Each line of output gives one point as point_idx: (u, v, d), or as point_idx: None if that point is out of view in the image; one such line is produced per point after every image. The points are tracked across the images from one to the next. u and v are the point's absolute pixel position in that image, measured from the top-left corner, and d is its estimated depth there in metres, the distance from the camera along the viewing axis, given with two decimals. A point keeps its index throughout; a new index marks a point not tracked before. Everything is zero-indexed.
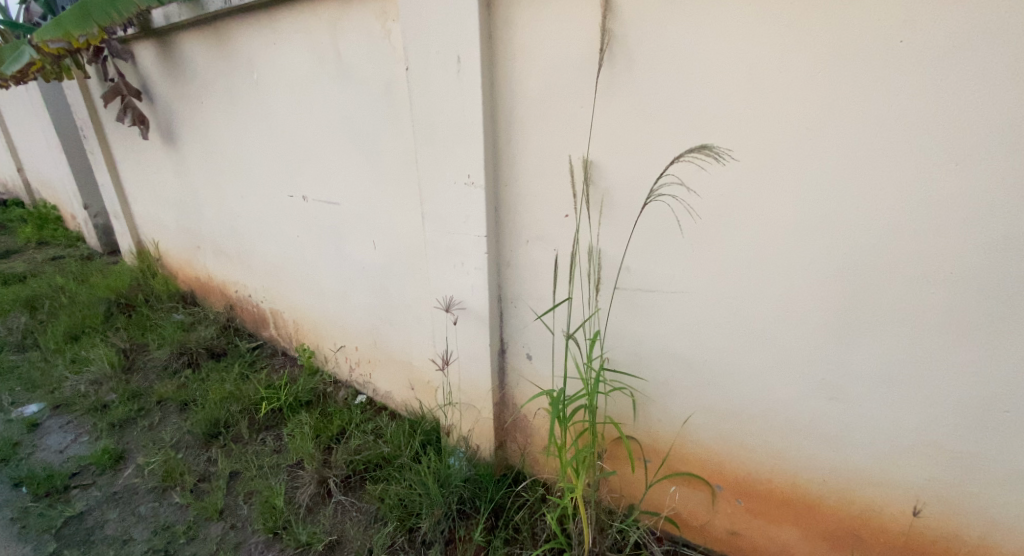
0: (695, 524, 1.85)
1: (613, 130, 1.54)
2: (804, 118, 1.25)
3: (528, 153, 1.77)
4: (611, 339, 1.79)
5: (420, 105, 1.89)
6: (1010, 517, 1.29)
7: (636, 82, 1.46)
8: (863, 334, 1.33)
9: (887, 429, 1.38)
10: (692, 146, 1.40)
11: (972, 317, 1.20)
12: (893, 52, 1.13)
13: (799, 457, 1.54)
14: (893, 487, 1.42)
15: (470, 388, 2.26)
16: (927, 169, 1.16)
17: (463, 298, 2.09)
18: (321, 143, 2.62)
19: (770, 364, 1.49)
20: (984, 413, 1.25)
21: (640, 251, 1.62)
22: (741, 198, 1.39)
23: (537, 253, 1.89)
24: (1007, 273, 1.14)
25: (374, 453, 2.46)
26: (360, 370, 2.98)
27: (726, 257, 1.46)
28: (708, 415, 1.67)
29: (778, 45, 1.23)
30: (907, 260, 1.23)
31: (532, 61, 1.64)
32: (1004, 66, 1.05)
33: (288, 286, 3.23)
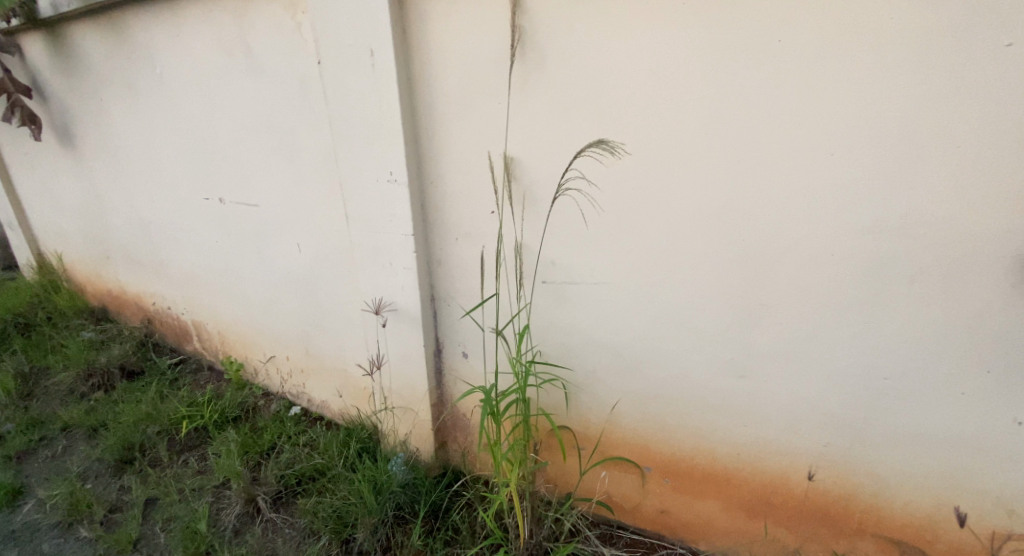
0: (628, 507, 1.92)
1: (530, 126, 1.56)
2: (702, 112, 1.31)
3: (448, 150, 1.76)
4: (539, 332, 1.82)
5: (336, 102, 1.84)
6: (895, 474, 1.43)
7: (548, 78, 1.48)
8: (765, 316, 1.43)
9: (791, 402, 1.48)
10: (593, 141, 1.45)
11: (854, 296, 1.31)
12: (772, 51, 1.20)
13: (715, 434, 1.63)
14: (795, 455, 1.54)
15: (406, 390, 2.22)
16: (812, 161, 1.24)
17: (394, 299, 2.05)
18: (234, 142, 2.47)
19: (686, 347, 1.57)
20: (870, 380, 1.36)
21: (561, 245, 1.65)
22: (651, 191, 1.44)
23: (465, 250, 1.88)
24: (885, 253, 1.24)
25: (307, 466, 2.36)
26: (293, 380, 2.84)
27: (641, 247, 1.52)
28: (633, 400, 1.73)
29: (676, 44, 1.28)
30: (801, 244, 1.32)
31: (447, 57, 1.63)
32: (866, 63, 1.13)
33: (210, 295, 3.03)
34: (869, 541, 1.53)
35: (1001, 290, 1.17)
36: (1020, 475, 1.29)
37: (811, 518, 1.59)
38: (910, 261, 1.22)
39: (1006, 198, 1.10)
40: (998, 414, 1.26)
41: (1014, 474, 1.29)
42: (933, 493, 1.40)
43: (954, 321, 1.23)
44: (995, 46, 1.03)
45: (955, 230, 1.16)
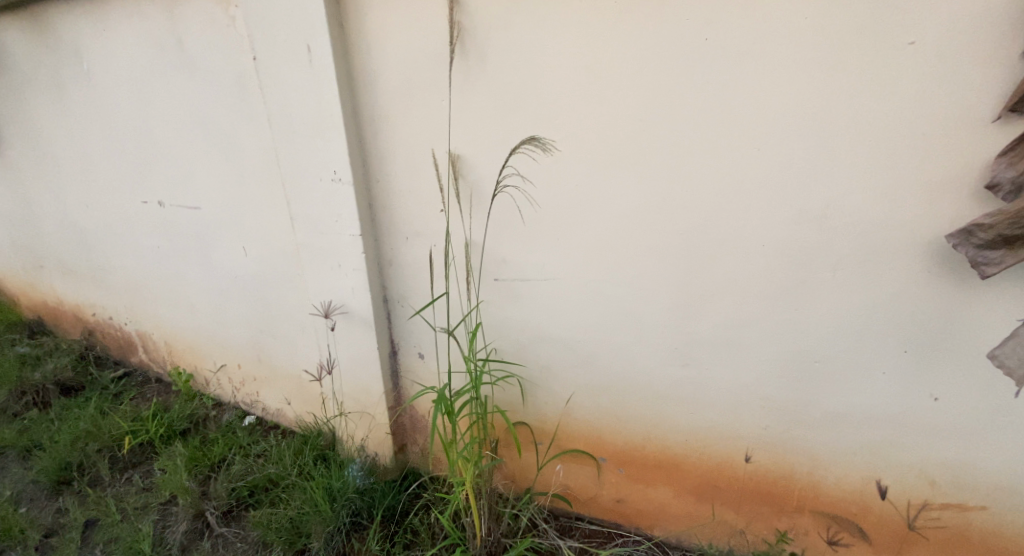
0: (584, 498, 1.95)
1: (473, 124, 1.55)
2: (639, 108, 1.33)
3: (392, 148, 1.72)
4: (492, 329, 1.82)
5: (275, 99, 1.78)
6: (829, 452, 1.50)
7: (488, 76, 1.47)
8: (705, 306, 1.47)
9: (734, 388, 1.54)
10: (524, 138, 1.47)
11: (787, 284, 1.36)
12: (700, 49, 1.23)
13: (664, 422, 1.68)
14: (736, 439, 1.60)
15: (361, 394, 2.18)
16: (742, 156, 1.28)
17: (344, 301, 2.00)
18: (171, 142, 2.35)
19: (634, 338, 1.60)
20: (804, 363, 1.43)
21: (510, 242, 1.65)
22: (593, 187, 1.46)
23: (415, 249, 1.85)
24: (814, 242, 1.29)
25: (260, 477, 2.28)
26: (245, 389, 2.74)
27: (586, 242, 1.54)
28: (586, 392, 1.76)
29: (611, 42, 1.30)
30: (737, 235, 1.36)
31: (387, 54, 1.60)
32: (788, 61, 1.17)
33: (153, 304, 2.88)
34: (808, 517, 1.61)
35: (915, 274, 1.24)
36: (938, 447, 1.38)
37: (755, 499, 1.66)
38: (836, 249, 1.28)
39: (916, 188, 1.17)
40: (917, 390, 1.35)
41: (933, 447, 1.38)
42: (864, 468, 1.48)
43: (876, 304, 1.30)
44: (899, 44, 1.08)
45: (873, 218, 1.23)
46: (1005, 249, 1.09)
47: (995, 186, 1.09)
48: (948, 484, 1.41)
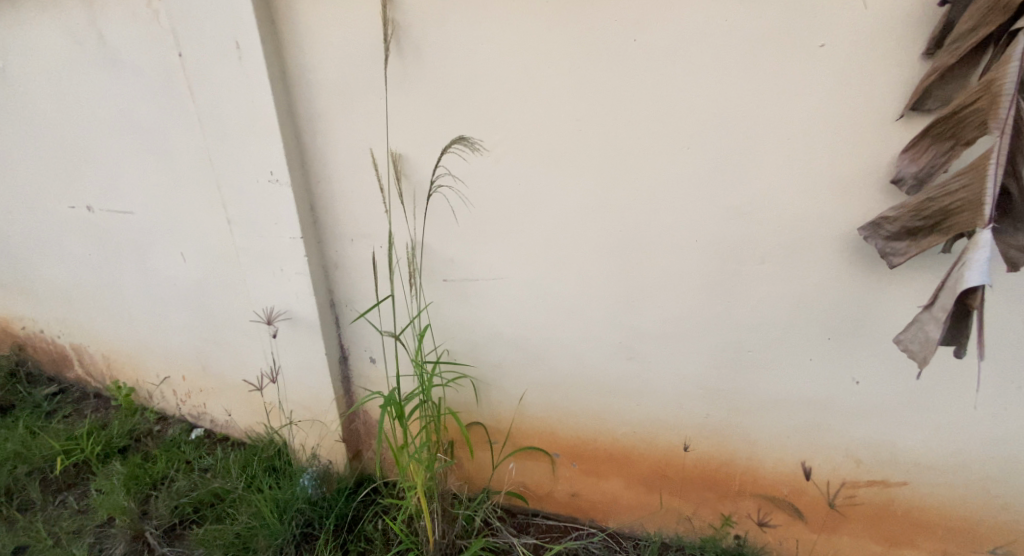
0: (539, 494, 1.96)
1: (411, 123, 1.52)
2: (574, 108, 1.34)
3: (331, 147, 1.68)
4: (441, 331, 1.80)
5: (206, 98, 1.70)
6: (767, 437, 1.57)
7: (425, 74, 1.45)
8: (646, 301, 1.51)
9: (679, 379, 1.58)
10: (454, 138, 1.46)
11: (722, 278, 1.41)
12: (630, 50, 1.25)
13: (613, 415, 1.71)
14: (679, 429, 1.65)
15: (310, 401, 2.12)
16: (675, 154, 1.31)
17: (288, 307, 1.94)
18: (97, 142, 2.21)
19: (580, 335, 1.63)
20: (741, 353, 1.48)
21: (454, 242, 1.63)
22: (534, 186, 1.47)
23: (359, 252, 1.81)
24: (746, 236, 1.34)
25: (205, 492, 2.18)
26: (191, 401, 2.61)
27: (530, 241, 1.55)
28: (538, 390, 1.77)
29: (545, 41, 1.31)
30: (675, 231, 1.40)
31: (320, 50, 1.55)
32: (714, 61, 1.20)
33: (87, 315, 2.71)
34: (749, 500, 1.68)
35: (837, 265, 1.31)
36: (864, 428, 1.46)
37: (700, 485, 1.72)
38: (766, 242, 1.33)
39: (834, 183, 1.23)
40: (842, 375, 1.42)
41: (860, 427, 1.47)
42: (799, 450, 1.55)
43: (805, 293, 1.36)
44: (811, 46, 1.14)
45: (797, 212, 1.28)
46: (909, 240, 1.15)
47: (899, 180, 1.15)
48: (871, 462, 1.50)
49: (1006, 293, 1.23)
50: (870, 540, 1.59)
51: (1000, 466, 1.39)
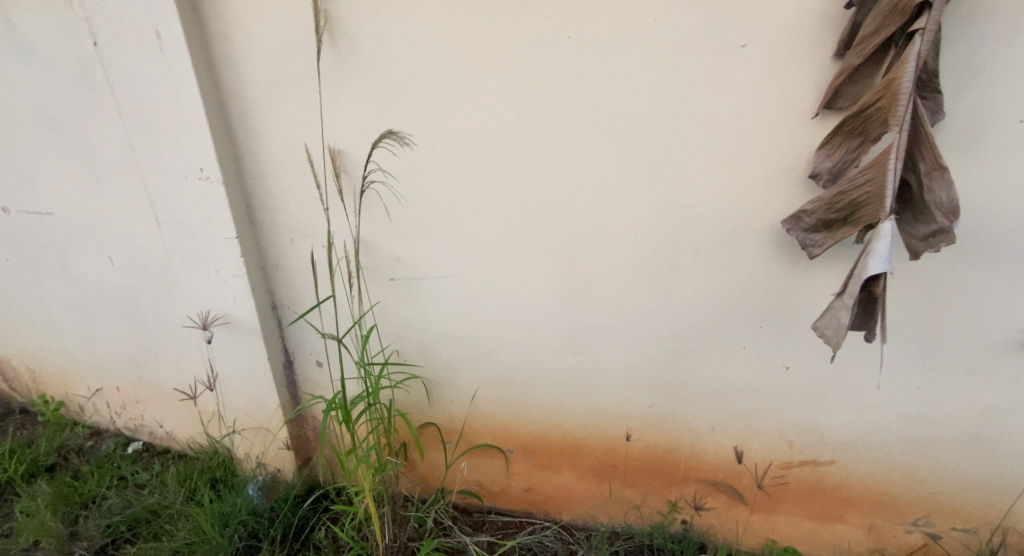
0: (493, 491, 1.96)
1: (348, 118, 1.48)
2: (513, 104, 1.34)
3: (264, 143, 1.60)
4: (388, 331, 1.76)
5: (127, 90, 1.60)
6: (709, 424, 1.62)
7: (361, 68, 1.41)
8: (590, 295, 1.53)
9: (624, 371, 1.61)
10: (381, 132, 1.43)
11: (662, 272, 1.44)
12: (564, 47, 1.26)
13: (564, 409, 1.73)
14: (626, 420, 1.69)
15: (254, 408, 2.04)
16: (614, 150, 1.33)
17: (225, 311, 1.85)
18: (8, 138, 2.03)
19: (527, 330, 1.63)
20: (681, 343, 1.53)
21: (397, 240, 1.60)
22: (476, 183, 1.46)
23: (299, 252, 1.74)
24: (683, 230, 1.38)
25: (139, 509, 2.04)
26: (127, 413, 2.46)
27: (475, 238, 1.54)
28: (490, 387, 1.77)
29: (482, 36, 1.30)
30: (616, 226, 1.42)
31: (249, 41, 1.48)
32: (647, 58, 1.22)
33: (8, 325, 2.51)
34: (694, 485, 1.73)
35: (768, 257, 1.36)
36: (797, 411, 1.54)
37: (647, 474, 1.76)
38: (703, 236, 1.38)
39: (762, 178, 1.28)
40: (775, 361, 1.49)
41: (793, 411, 1.54)
42: (737, 435, 1.62)
43: (739, 284, 1.42)
44: (734, 46, 1.18)
45: (730, 206, 1.33)
46: (825, 231, 1.20)
47: (816, 176, 1.20)
48: (803, 443, 1.58)
49: (918, 280, 1.32)
50: (804, 517, 1.68)
51: (917, 441, 1.49)
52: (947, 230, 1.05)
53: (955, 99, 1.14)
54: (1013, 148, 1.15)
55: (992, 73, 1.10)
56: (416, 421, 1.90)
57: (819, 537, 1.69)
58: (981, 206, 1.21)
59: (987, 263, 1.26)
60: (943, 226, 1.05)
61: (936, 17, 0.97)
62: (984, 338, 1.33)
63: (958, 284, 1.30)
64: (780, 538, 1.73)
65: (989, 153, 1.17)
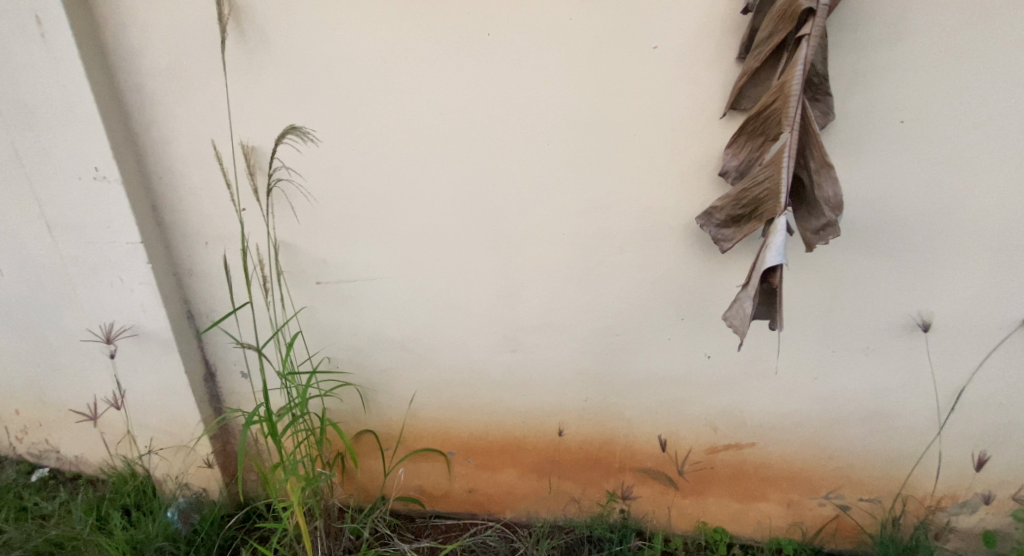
0: (434, 495, 1.93)
1: (262, 114, 1.41)
2: (435, 101, 1.32)
3: (169, 140, 1.49)
4: (315, 337, 1.69)
5: (6, 82, 1.44)
6: (641, 414, 1.67)
7: (273, 62, 1.34)
8: (522, 292, 1.53)
9: (559, 366, 1.63)
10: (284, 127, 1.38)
11: (591, 268, 1.47)
12: (483, 43, 1.25)
13: (502, 408, 1.73)
14: (564, 415, 1.71)
15: (173, 424, 1.89)
16: (539, 148, 1.34)
17: (133, 322, 1.71)
18: None
19: (461, 330, 1.62)
20: (612, 337, 1.56)
21: (321, 241, 1.54)
22: (402, 182, 1.43)
23: (214, 256, 1.63)
24: (609, 227, 1.41)
25: (38, 542, 1.81)
26: (27, 437, 2.22)
27: (405, 238, 1.50)
28: (428, 391, 1.73)
29: (400, 31, 1.27)
30: (544, 223, 1.43)
31: (147, 31, 1.37)
32: (566, 58, 1.24)
33: None
34: (629, 474, 1.78)
35: (690, 251, 1.41)
36: (721, 397, 1.61)
37: (586, 466, 1.79)
38: (628, 232, 1.41)
39: (681, 174, 1.33)
40: (698, 351, 1.55)
41: (717, 398, 1.61)
42: (667, 423, 1.68)
43: (664, 278, 1.46)
44: (646, 47, 1.21)
45: (653, 203, 1.37)
46: (734, 227, 1.26)
47: (725, 173, 1.27)
48: (726, 428, 1.66)
49: (824, 270, 1.41)
50: (731, 498, 1.76)
51: (828, 420, 1.60)
52: (834, 224, 1.13)
53: (846, 101, 1.23)
54: (896, 146, 1.25)
55: (877, 77, 1.20)
56: (352, 429, 1.84)
57: (746, 516, 1.78)
58: (874, 200, 1.32)
59: (880, 253, 1.37)
60: (830, 220, 1.14)
61: (819, 25, 1.04)
62: (881, 321, 1.45)
63: (857, 273, 1.40)
64: (710, 519, 1.81)
65: (878, 151, 1.27)
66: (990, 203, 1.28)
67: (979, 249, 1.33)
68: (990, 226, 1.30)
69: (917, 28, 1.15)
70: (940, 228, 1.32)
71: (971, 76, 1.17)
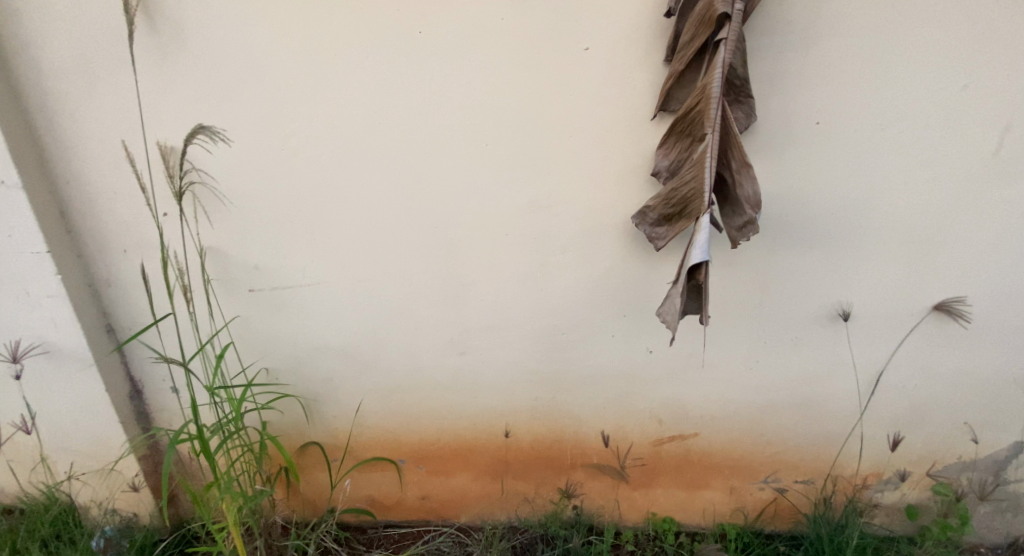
0: (385, 505, 1.88)
1: (181, 114, 1.33)
2: (369, 100, 1.29)
3: (77, 141, 1.38)
4: (250, 347, 1.61)
5: None
6: (589, 410, 1.69)
7: (192, 59, 1.27)
8: (466, 295, 1.52)
9: (507, 368, 1.63)
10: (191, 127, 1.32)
11: (533, 267, 1.47)
12: (415, 42, 1.23)
13: (451, 412, 1.71)
14: (514, 416, 1.71)
15: (95, 446, 1.75)
16: (478, 149, 1.33)
17: (41, 339, 1.56)
18: None
19: (406, 334, 1.58)
20: (558, 336, 1.57)
21: (253, 247, 1.47)
22: (338, 184, 1.38)
23: (134, 264, 1.52)
24: (549, 227, 1.42)
25: None
26: None
27: (343, 242, 1.46)
28: (375, 398, 1.69)
29: (328, 28, 1.22)
30: (486, 224, 1.42)
31: (46, 22, 1.26)
32: (500, 58, 1.24)
33: None
34: (581, 471, 1.80)
35: (629, 248, 1.44)
36: (665, 391, 1.65)
37: (538, 466, 1.80)
38: (569, 232, 1.42)
39: (617, 174, 1.35)
40: (641, 347, 1.58)
41: (660, 391, 1.66)
42: (615, 418, 1.70)
43: (605, 276, 1.48)
44: (577, 49, 1.23)
45: (592, 202, 1.38)
46: (667, 225, 1.29)
47: (657, 173, 1.30)
48: (670, 420, 1.70)
49: (754, 264, 1.47)
50: (677, 488, 1.81)
51: (764, 408, 1.67)
52: (754, 221, 1.18)
53: (767, 103, 1.29)
54: (815, 146, 1.33)
55: (795, 80, 1.26)
56: (295, 442, 1.77)
57: (692, 504, 1.84)
58: (797, 198, 1.39)
59: (805, 248, 1.44)
60: (750, 217, 1.19)
61: (735, 29, 1.08)
62: (808, 313, 1.53)
63: (784, 267, 1.47)
64: (659, 510, 1.85)
65: (798, 151, 1.33)
66: (898, 198, 1.37)
67: (891, 242, 1.42)
68: (899, 220, 1.40)
69: (829, 35, 1.22)
70: (857, 222, 1.41)
71: (877, 82, 1.25)
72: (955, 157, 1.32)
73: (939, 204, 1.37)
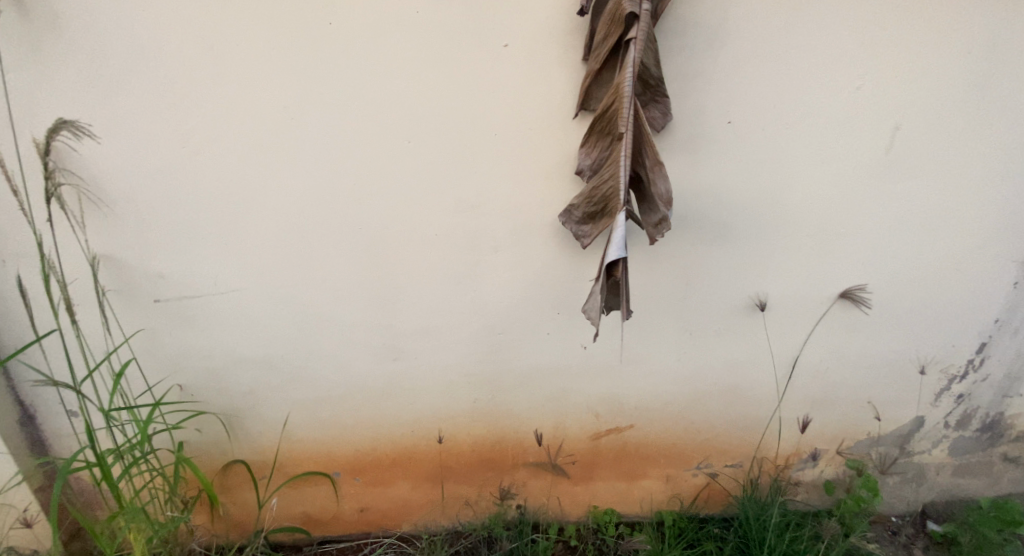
0: (320, 520, 1.79)
1: (63, 109, 1.20)
2: (278, 94, 1.21)
3: None
4: (159, 362, 1.49)
5: None
6: (527, 410, 1.69)
7: (72, 47, 1.14)
8: (395, 297, 1.47)
9: (442, 371, 1.59)
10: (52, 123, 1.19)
11: (465, 267, 1.45)
12: (325, 33, 1.17)
13: (386, 420, 1.65)
14: (451, 420, 1.68)
15: None
16: (400, 146, 1.29)
17: None
18: None
19: (332, 341, 1.51)
20: (492, 336, 1.55)
21: (157, 253, 1.35)
22: (251, 184, 1.30)
23: (15, 277, 1.36)
24: (479, 226, 1.40)
25: None
26: None
27: (259, 246, 1.37)
28: (302, 410, 1.61)
29: (228, 16, 1.14)
30: (413, 224, 1.38)
31: None
32: (418, 53, 1.20)
33: None
34: (522, 470, 1.79)
35: (559, 246, 1.44)
36: (600, 386, 1.68)
37: (479, 468, 1.77)
38: (499, 231, 1.41)
39: (544, 171, 1.35)
40: (574, 343, 1.60)
41: (596, 386, 1.68)
42: (553, 415, 1.71)
43: (536, 275, 1.48)
44: (496, 45, 1.21)
45: (520, 200, 1.38)
46: (590, 223, 1.30)
47: (580, 172, 1.31)
48: (607, 414, 1.73)
49: (679, 258, 1.52)
50: (616, 479, 1.85)
51: (694, 397, 1.73)
52: (667, 218, 1.22)
53: (683, 101, 1.33)
54: (729, 144, 1.38)
55: (707, 80, 1.31)
56: (217, 461, 1.65)
57: (631, 495, 1.88)
58: (716, 193, 1.44)
59: (725, 241, 1.50)
60: (664, 214, 1.23)
61: (643, 30, 1.10)
62: (730, 304, 1.59)
63: (707, 260, 1.52)
64: (600, 502, 1.88)
65: (714, 148, 1.38)
66: (805, 193, 1.45)
67: (802, 235, 1.51)
68: (808, 214, 1.48)
69: (737, 37, 1.27)
70: (771, 216, 1.48)
71: (782, 83, 1.32)
72: (853, 154, 1.42)
73: (842, 198, 1.47)
